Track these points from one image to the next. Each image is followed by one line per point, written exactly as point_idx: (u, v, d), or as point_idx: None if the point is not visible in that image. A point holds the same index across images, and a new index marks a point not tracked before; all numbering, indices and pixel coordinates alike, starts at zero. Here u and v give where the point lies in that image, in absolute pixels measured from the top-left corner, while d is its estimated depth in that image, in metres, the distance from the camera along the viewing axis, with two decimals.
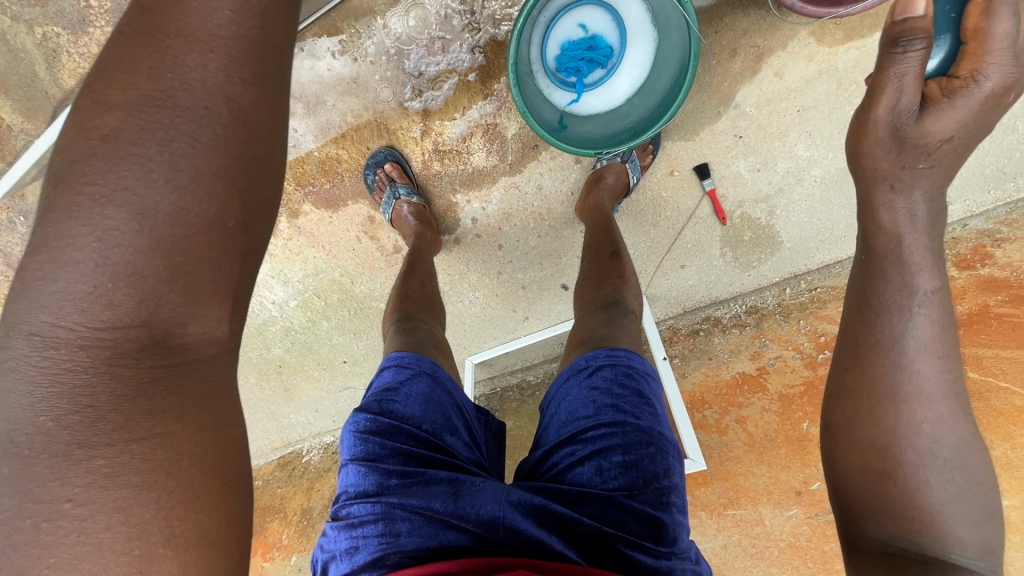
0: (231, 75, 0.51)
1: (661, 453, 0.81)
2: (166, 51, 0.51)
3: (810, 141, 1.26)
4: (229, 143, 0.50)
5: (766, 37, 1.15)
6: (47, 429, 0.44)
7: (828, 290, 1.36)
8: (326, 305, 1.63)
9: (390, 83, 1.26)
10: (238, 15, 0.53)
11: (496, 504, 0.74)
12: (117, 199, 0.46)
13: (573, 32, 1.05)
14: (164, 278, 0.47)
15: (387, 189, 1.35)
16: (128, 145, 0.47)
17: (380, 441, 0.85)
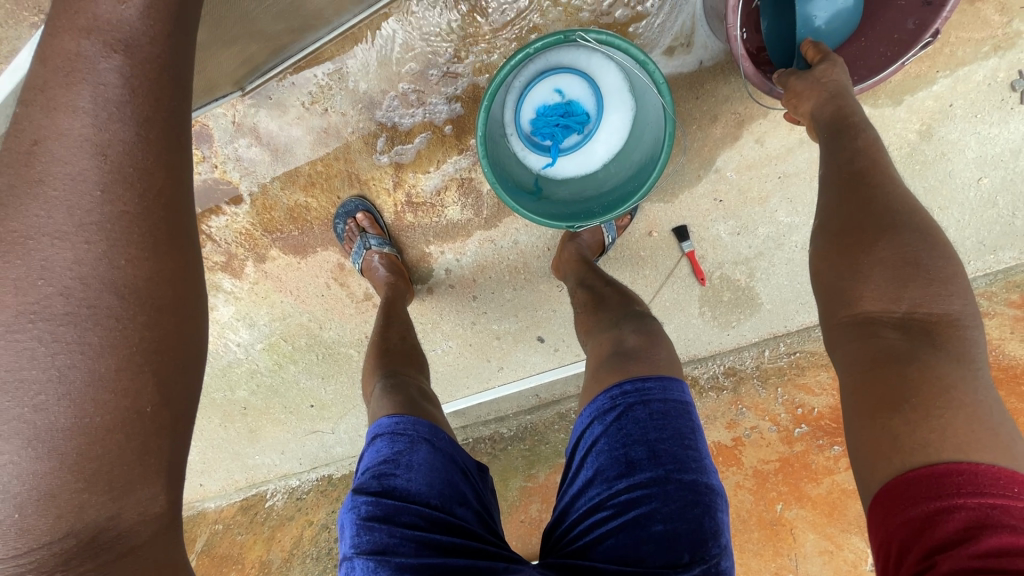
0: (115, 258, 0.48)
1: (710, 513, 0.70)
2: (33, 254, 0.46)
3: (790, 207, 1.24)
4: (131, 331, 0.48)
5: (747, 105, 1.13)
6: None
7: (807, 355, 1.33)
8: (293, 349, 1.57)
9: (363, 134, 1.22)
10: (110, 191, 0.49)
11: None
12: (4, 434, 0.44)
13: (548, 96, 1.01)
14: (79, 487, 0.46)
15: (357, 239, 1.29)
16: (9, 373, 0.44)
17: (387, 530, 0.74)
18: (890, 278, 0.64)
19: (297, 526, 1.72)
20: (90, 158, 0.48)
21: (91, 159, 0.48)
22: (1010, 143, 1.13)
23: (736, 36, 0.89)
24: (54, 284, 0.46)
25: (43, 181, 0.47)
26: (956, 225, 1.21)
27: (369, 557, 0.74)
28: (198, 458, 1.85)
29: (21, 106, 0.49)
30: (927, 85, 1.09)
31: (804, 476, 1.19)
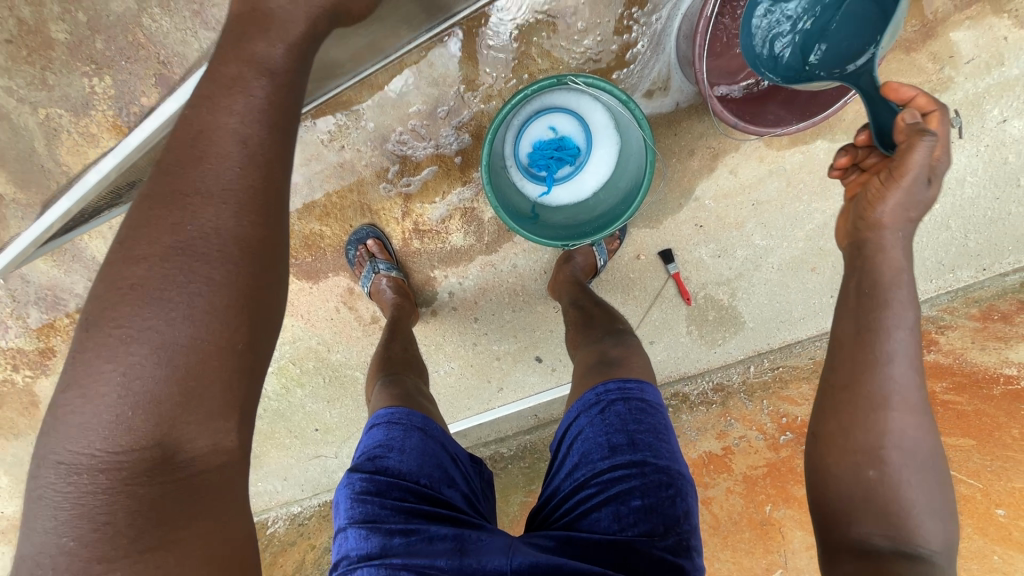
0: (241, 219, 0.58)
1: (682, 495, 0.77)
2: (186, 207, 0.57)
3: (765, 231, 1.36)
4: (237, 278, 0.57)
5: (720, 140, 1.27)
6: (69, 548, 0.50)
7: (790, 369, 1.42)
8: (302, 372, 1.64)
9: (375, 168, 1.34)
10: (246, 169, 0.59)
11: (505, 559, 0.73)
12: (141, 338, 0.53)
13: (544, 132, 1.14)
14: (177, 400, 0.54)
15: (367, 264, 1.39)
16: (155, 291, 0.54)
17: (379, 501, 0.80)
18: (880, 519, 0.67)
19: (299, 551, 1.74)
20: (232, 144, 0.60)
21: (235, 146, 0.60)
22: (955, 172, 1.27)
23: (704, 79, 1.03)
24: (193, 229, 0.56)
25: (203, 157, 0.59)
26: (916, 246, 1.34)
27: (361, 525, 0.79)
28: None
29: (188, 106, 0.62)
30: None
31: (791, 478, 1.26)
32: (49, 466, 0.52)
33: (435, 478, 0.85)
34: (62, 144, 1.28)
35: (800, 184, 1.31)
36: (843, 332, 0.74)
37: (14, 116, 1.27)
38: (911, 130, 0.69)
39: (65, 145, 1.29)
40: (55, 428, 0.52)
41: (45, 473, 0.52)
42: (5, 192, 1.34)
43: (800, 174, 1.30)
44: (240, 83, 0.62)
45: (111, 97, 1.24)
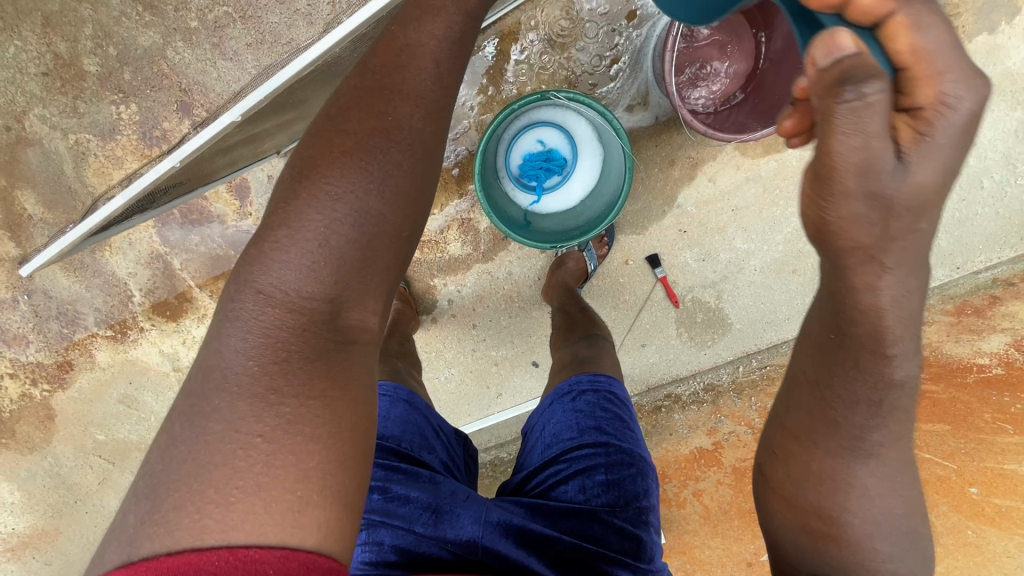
0: (425, 126, 0.68)
1: (642, 475, 0.83)
2: (389, 103, 0.66)
3: (746, 236, 1.44)
4: (410, 175, 0.66)
5: (698, 150, 1.36)
6: (253, 371, 0.58)
7: (777, 368, 1.48)
8: None
9: None
10: (437, 84, 0.69)
11: (477, 525, 0.76)
12: (343, 199, 0.62)
13: (532, 145, 1.24)
14: (354, 263, 0.63)
15: None
16: (381, 172, 0.64)
17: None
18: None
19: None
20: (428, 63, 0.68)
21: (429, 64, 0.68)
22: None
23: (672, 89, 1.13)
24: (393, 122, 0.65)
25: (406, 66, 0.68)
26: None
27: None
28: None
29: (395, 26, 0.71)
30: None
31: None
32: (250, 293, 0.61)
33: (416, 446, 0.89)
34: (88, 166, 1.39)
35: (776, 190, 1.39)
36: (802, 370, 0.61)
37: (46, 142, 1.38)
38: (846, 58, 0.47)
39: (91, 167, 1.40)
40: (261, 259, 0.61)
41: (244, 298, 0.61)
42: (34, 211, 1.44)
43: (775, 181, 1.39)
44: (442, 14, 0.70)
45: (136, 122, 1.35)
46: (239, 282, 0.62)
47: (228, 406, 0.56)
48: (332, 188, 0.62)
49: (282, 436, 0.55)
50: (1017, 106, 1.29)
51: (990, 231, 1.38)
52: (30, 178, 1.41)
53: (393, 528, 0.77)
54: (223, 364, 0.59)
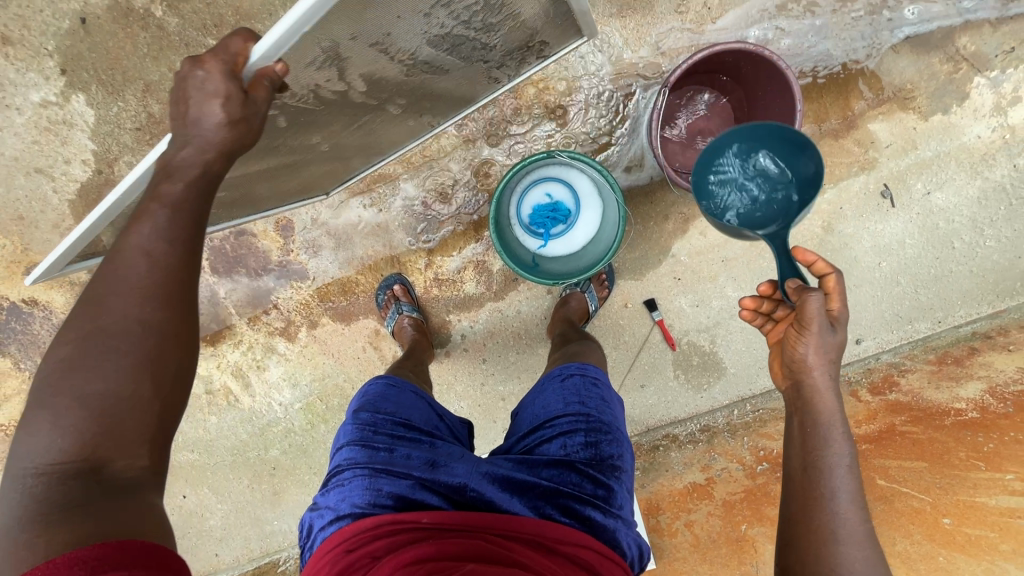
0: (150, 300, 0.72)
1: (617, 440, 0.95)
2: (110, 290, 0.72)
3: (736, 284, 1.57)
4: (154, 329, 0.71)
5: (689, 206, 1.53)
6: (24, 520, 0.61)
7: (769, 411, 1.55)
8: (327, 409, 1.83)
9: (406, 227, 1.64)
10: (152, 263, 0.73)
11: (467, 474, 0.87)
12: (89, 382, 0.67)
13: (541, 197, 1.43)
14: (105, 425, 0.67)
15: (393, 305, 1.63)
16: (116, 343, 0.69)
17: (373, 428, 0.96)
18: None
19: None
20: (141, 259, 0.73)
21: (139, 252, 0.73)
22: (895, 236, 1.49)
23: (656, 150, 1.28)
24: (119, 310, 0.71)
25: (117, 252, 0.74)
26: (872, 299, 1.51)
27: (355, 443, 0.95)
28: (220, 524, 1.94)
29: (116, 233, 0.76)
30: (820, 193, 1.48)
31: (767, 501, 1.33)
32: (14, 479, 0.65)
33: (419, 414, 1.01)
34: None
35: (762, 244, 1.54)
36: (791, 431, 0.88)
37: None
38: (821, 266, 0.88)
39: None
40: (17, 450, 0.66)
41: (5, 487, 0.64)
42: None
43: None
44: (146, 211, 0.75)
45: None
46: (6, 477, 0.65)
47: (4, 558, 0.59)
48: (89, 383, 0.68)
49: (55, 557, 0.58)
50: (976, 175, 1.44)
51: (964, 287, 1.49)
52: None
53: (392, 473, 0.88)
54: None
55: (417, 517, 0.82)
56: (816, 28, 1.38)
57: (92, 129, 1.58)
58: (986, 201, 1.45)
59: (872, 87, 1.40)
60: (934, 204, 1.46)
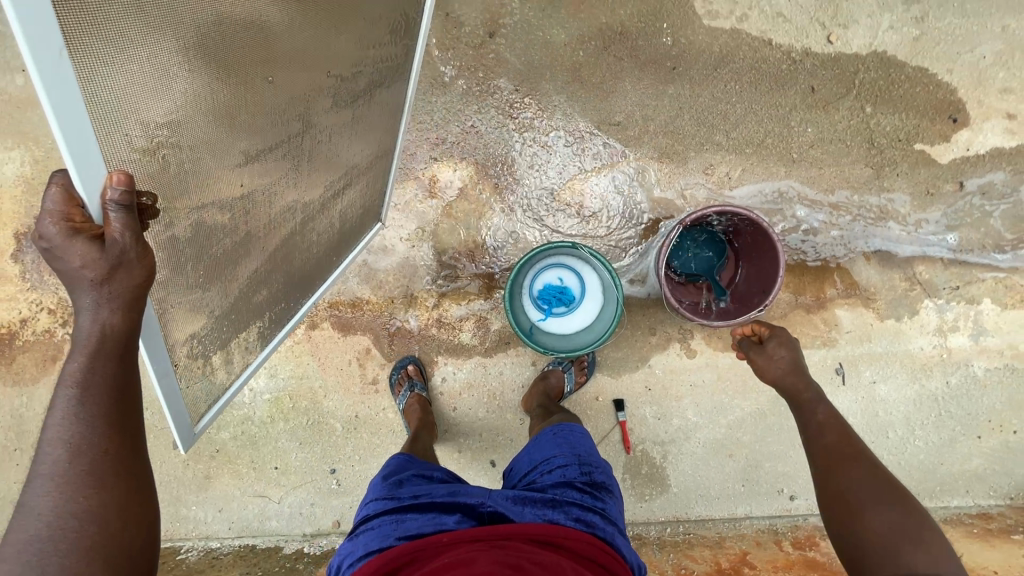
0: (85, 480, 0.80)
1: (603, 471, 1.15)
2: (41, 492, 0.78)
3: (697, 409, 1.73)
4: (105, 493, 0.81)
5: (675, 327, 1.73)
6: None
7: (698, 537, 1.65)
8: (293, 408, 1.88)
9: (427, 267, 1.81)
10: (77, 449, 0.81)
11: (484, 496, 1.02)
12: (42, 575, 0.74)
13: (553, 279, 1.63)
14: None
15: (406, 384, 1.78)
16: (68, 517, 0.78)
17: (395, 481, 1.11)
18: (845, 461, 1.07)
19: None
20: (62, 449, 0.80)
21: (59, 450, 0.80)
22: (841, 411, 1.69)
23: (659, 267, 1.50)
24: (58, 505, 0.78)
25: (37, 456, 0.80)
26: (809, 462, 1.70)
27: (383, 496, 1.07)
28: None
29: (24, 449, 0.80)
30: None
31: None
32: None
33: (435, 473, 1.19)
34: None
35: (727, 381, 1.72)
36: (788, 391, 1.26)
37: None
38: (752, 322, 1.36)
39: None
40: None
41: None
42: None
43: (729, 373, 1.72)
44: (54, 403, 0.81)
45: None
46: None
47: None
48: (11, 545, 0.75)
49: None
50: (915, 380, 1.67)
51: None
52: None
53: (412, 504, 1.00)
54: None
55: (438, 537, 0.91)
56: (807, 217, 1.67)
57: None
58: (920, 404, 1.67)
59: (843, 280, 1.67)
60: (877, 393, 1.68)
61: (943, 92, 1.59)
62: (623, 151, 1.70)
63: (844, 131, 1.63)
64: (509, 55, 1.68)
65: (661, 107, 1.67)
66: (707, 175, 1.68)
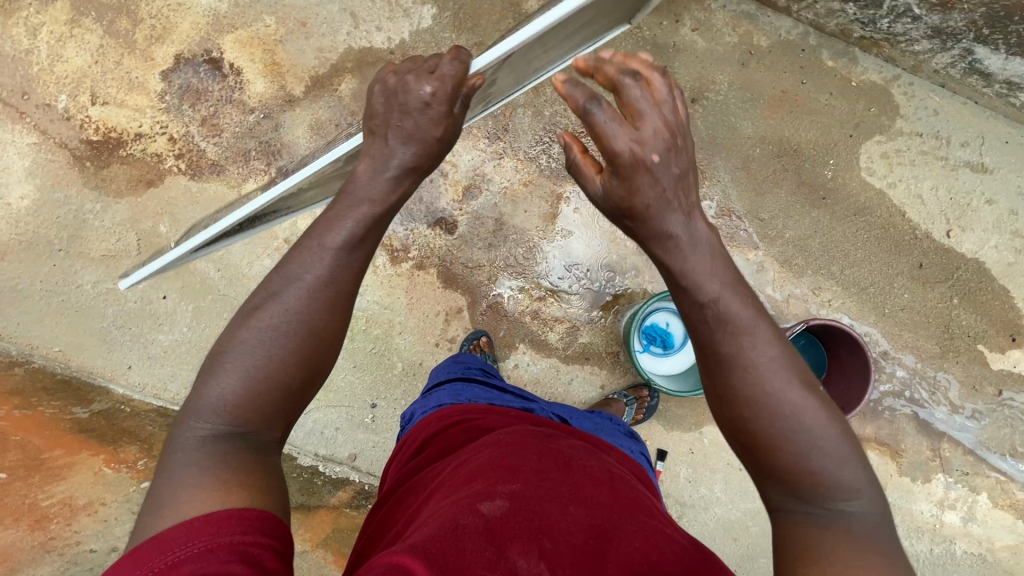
0: (320, 297, 0.84)
1: (635, 436, 1.39)
2: (285, 285, 0.84)
3: (724, 487, 1.87)
4: (331, 318, 0.85)
5: None
6: (199, 461, 0.75)
7: None
8: (362, 330, 1.89)
9: (547, 261, 1.91)
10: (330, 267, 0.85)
11: (542, 407, 1.29)
12: (256, 358, 0.81)
13: (661, 321, 1.79)
14: (266, 400, 0.81)
15: (477, 355, 1.85)
16: (295, 322, 0.83)
17: (468, 373, 1.38)
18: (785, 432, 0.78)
19: None
20: (320, 264, 0.85)
21: (317, 256, 0.85)
22: None
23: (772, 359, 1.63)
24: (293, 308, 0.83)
25: (299, 250, 0.86)
26: None
27: (457, 380, 1.35)
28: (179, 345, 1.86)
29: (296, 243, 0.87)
30: None
31: None
32: (186, 433, 0.78)
33: (496, 379, 1.43)
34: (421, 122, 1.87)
35: None
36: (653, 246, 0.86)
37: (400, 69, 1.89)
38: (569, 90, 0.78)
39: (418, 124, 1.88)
40: (185, 417, 0.80)
41: (180, 436, 0.79)
42: (343, 93, 1.90)
43: None
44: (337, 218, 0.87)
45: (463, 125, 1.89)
46: (169, 446, 0.78)
47: (177, 496, 0.71)
48: (246, 319, 0.83)
49: (203, 522, 0.67)
50: (907, 537, 1.88)
51: None
52: (366, 78, 1.89)
53: (486, 393, 1.29)
54: (171, 476, 0.74)
55: (507, 411, 1.18)
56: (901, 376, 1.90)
57: (416, 29, 1.89)
58: None
59: (883, 428, 1.90)
60: None
61: (1013, 314, 1.88)
62: (755, 243, 1.90)
63: (930, 309, 1.89)
64: (699, 122, 1.88)
65: (799, 223, 1.89)
66: (812, 294, 1.89)
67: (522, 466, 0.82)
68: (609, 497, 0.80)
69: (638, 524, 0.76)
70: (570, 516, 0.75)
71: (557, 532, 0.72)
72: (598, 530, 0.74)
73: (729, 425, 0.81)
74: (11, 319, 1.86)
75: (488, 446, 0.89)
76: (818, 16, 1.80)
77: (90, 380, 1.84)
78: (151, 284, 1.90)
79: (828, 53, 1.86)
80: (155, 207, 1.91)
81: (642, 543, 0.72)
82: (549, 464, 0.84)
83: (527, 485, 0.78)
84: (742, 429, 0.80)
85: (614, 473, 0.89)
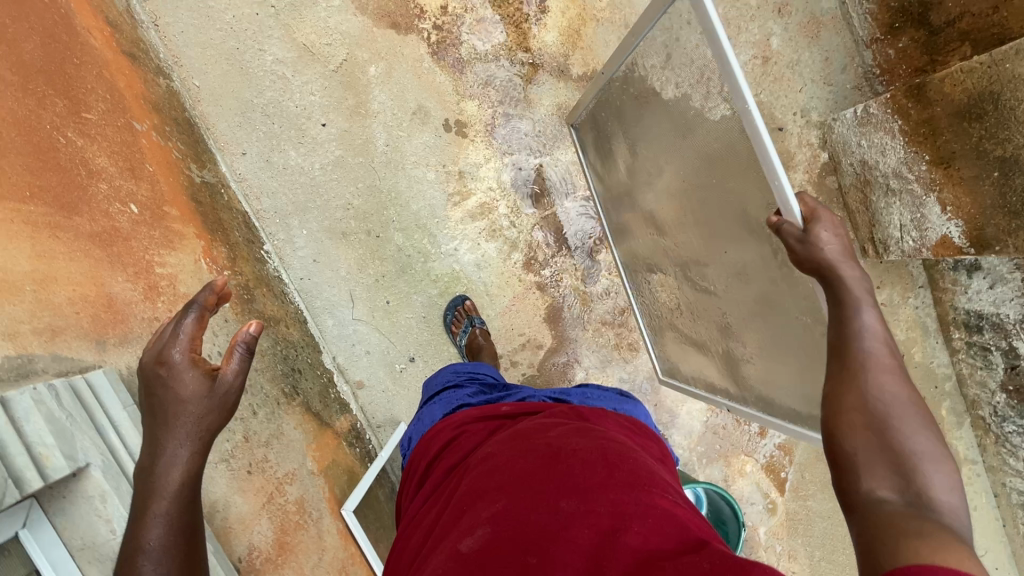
0: (195, 398, 0.85)
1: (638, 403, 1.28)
2: (168, 408, 0.84)
3: None
4: (202, 408, 0.86)
5: None
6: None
7: None
8: (455, 295, 1.85)
9: (631, 368, 1.95)
10: (191, 386, 0.85)
11: (526, 392, 1.27)
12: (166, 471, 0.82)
13: None
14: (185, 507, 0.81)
15: (461, 325, 1.80)
16: (186, 430, 0.84)
17: (466, 380, 1.39)
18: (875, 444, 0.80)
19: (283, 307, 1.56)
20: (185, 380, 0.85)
21: (187, 356, 0.85)
22: None
23: None
24: (184, 407, 0.84)
25: (164, 365, 0.84)
26: None
27: (451, 390, 1.35)
28: (307, 176, 1.77)
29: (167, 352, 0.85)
30: None
31: None
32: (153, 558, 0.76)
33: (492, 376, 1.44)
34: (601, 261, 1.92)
35: None
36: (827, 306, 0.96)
37: None
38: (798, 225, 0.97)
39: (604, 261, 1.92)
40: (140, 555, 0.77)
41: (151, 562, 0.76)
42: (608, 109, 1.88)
43: None
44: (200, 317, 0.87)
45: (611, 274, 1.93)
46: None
47: None
48: (166, 429, 0.83)
49: None
50: None
51: None
52: None
53: (482, 396, 1.30)
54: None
55: (500, 408, 1.16)
56: None
57: None
58: None
59: None
60: None
61: None
62: (784, 488, 2.02)
63: None
64: None
65: (824, 501, 2.02)
66: (787, 557, 2.03)
67: (505, 481, 0.84)
68: (603, 479, 0.81)
69: (642, 507, 0.76)
70: (560, 518, 0.76)
71: (551, 538, 0.73)
72: (593, 519, 0.75)
73: (841, 433, 0.84)
74: (180, 24, 1.70)
75: (482, 461, 0.92)
76: (968, 376, 1.95)
77: (205, 135, 1.70)
78: (322, 104, 1.77)
79: (948, 404, 2.00)
80: (381, 47, 1.79)
81: (646, 528, 0.73)
82: (535, 464, 0.85)
83: (509, 501, 0.80)
84: (857, 435, 0.82)
85: (610, 447, 0.90)
